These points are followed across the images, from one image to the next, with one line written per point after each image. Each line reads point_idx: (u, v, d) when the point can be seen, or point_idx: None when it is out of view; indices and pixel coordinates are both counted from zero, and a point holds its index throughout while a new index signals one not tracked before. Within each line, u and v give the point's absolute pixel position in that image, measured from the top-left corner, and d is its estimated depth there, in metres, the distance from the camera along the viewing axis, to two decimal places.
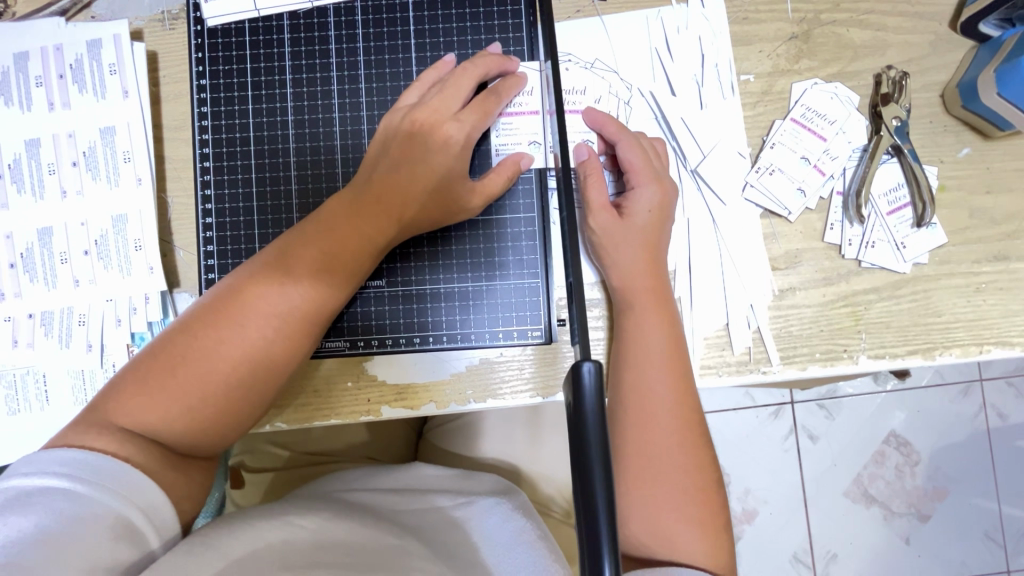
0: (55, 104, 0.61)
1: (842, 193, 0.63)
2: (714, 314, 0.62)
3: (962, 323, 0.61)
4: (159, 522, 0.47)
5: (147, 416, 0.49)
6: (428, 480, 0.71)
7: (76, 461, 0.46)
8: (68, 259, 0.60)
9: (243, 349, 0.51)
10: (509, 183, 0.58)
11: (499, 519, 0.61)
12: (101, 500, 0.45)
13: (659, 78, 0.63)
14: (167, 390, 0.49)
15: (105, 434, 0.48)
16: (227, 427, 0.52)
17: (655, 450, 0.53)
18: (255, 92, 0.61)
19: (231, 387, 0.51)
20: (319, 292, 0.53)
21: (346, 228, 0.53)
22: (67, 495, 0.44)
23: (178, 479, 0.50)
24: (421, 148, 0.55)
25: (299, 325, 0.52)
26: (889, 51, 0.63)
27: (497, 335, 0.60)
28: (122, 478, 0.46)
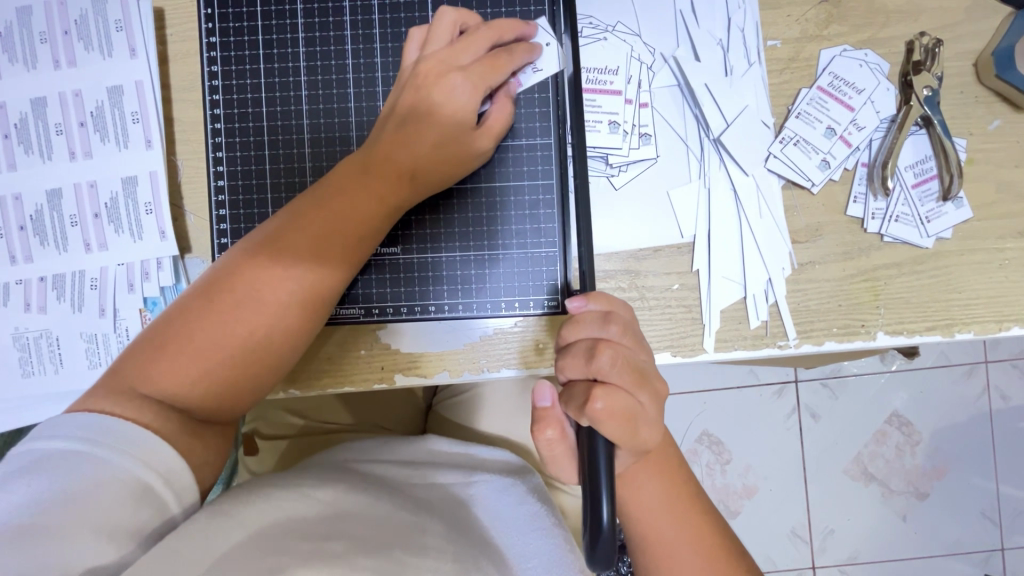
0: (61, 62, 0.59)
1: (866, 164, 0.61)
2: (732, 287, 0.61)
3: (982, 300, 0.60)
4: (180, 487, 0.47)
5: (161, 382, 0.49)
6: (440, 454, 0.72)
7: (94, 425, 0.46)
8: (78, 222, 0.59)
9: (257, 312, 0.50)
10: (509, 121, 0.57)
11: (511, 500, 0.64)
12: (120, 464, 0.44)
13: (683, 44, 0.61)
14: (183, 354, 0.49)
15: (119, 400, 0.48)
16: (246, 390, 0.52)
17: (648, 508, 0.52)
18: (267, 52, 0.59)
19: (245, 350, 0.50)
20: (330, 255, 0.52)
21: (357, 191, 0.52)
22: (84, 459, 0.44)
23: (195, 444, 0.49)
24: (428, 103, 0.53)
25: (314, 289, 0.52)
26: (922, 18, 0.61)
27: (513, 304, 0.60)
28: (137, 443, 0.46)
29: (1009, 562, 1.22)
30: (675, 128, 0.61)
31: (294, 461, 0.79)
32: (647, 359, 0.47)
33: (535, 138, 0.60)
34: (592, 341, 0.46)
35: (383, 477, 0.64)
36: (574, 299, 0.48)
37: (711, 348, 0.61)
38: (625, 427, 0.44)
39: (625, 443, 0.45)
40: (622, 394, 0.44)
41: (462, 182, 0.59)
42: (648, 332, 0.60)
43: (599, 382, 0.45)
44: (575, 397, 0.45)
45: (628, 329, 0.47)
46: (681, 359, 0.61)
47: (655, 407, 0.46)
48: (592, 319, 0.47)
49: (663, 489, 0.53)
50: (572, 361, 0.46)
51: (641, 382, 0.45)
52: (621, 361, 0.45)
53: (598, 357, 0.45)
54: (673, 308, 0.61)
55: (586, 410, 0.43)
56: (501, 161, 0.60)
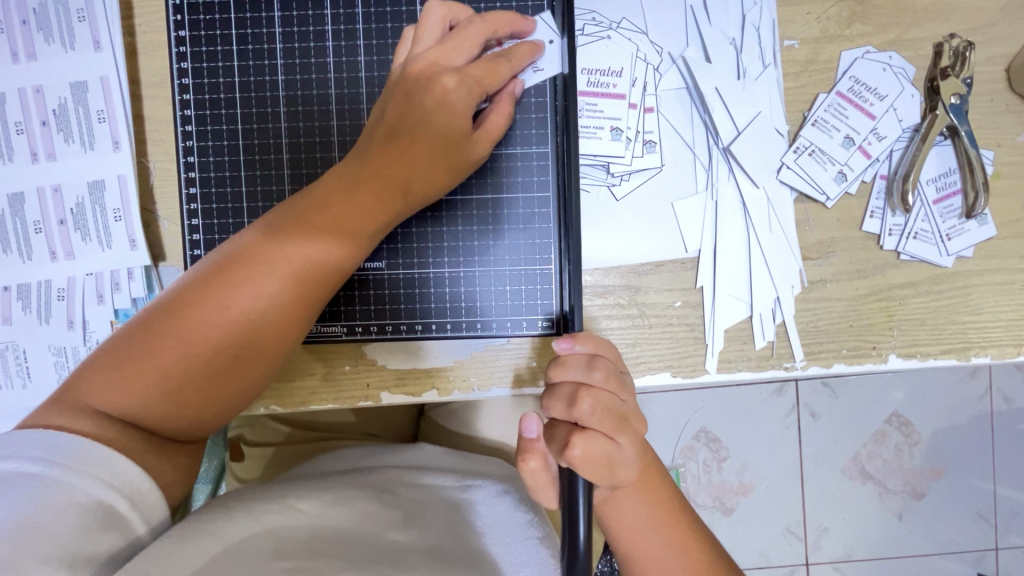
0: (20, 55, 0.55)
1: (885, 176, 0.57)
2: (738, 306, 0.57)
3: (1001, 322, 0.57)
4: (146, 508, 0.45)
5: (123, 400, 0.46)
6: (432, 458, 0.69)
7: (53, 444, 0.43)
8: (43, 228, 0.56)
9: (226, 330, 0.47)
10: (508, 123, 0.52)
11: (504, 509, 0.61)
12: (83, 487, 0.42)
13: (692, 42, 0.57)
14: (144, 372, 0.46)
15: (79, 416, 0.45)
16: (215, 412, 0.49)
17: (631, 524, 0.50)
18: (241, 48, 0.54)
19: (214, 372, 0.47)
20: (309, 276, 0.48)
21: (341, 207, 0.49)
22: (41, 480, 0.41)
23: (163, 463, 0.47)
24: (419, 107, 0.49)
25: (290, 311, 0.48)
26: (953, 17, 0.56)
27: (505, 324, 0.57)
28: (103, 462, 0.43)
29: (1003, 563, 1.21)
30: (682, 135, 0.57)
31: (281, 470, 0.77)
32: (627, 400, 0.44)
33: (531, 146, 0.55)
34: (573, 386, 0.43)
35: (372, 482, 0.61)
36: (562, 340, 0.45)
37: (714, 369, 0.57)
38: (602, 471, 0.42)
39: (601, 483, 0.43)
40: (601, 440, 0.42)
41: (453, 193, 0.55)
42: (647, 352, 0.57)
43: (579, 427, 0.42)
44: (555, 440, 0.43)
45: (612, 373, 0.44)
46: (682, 380, 0.58)
47: (633, 448, 0.44)
48: (578, 363, 0.44)
49: (646, 507, 0.50)
50: (555, 405, 0.43)
51: (621, 425, 0.43)
52: (601, 409, 0.42)
53: (580, 404, 0.42)
54: (675, 327, 0.57)
55: (564, 455, 0.41)
56: (494, 171, 0.56)
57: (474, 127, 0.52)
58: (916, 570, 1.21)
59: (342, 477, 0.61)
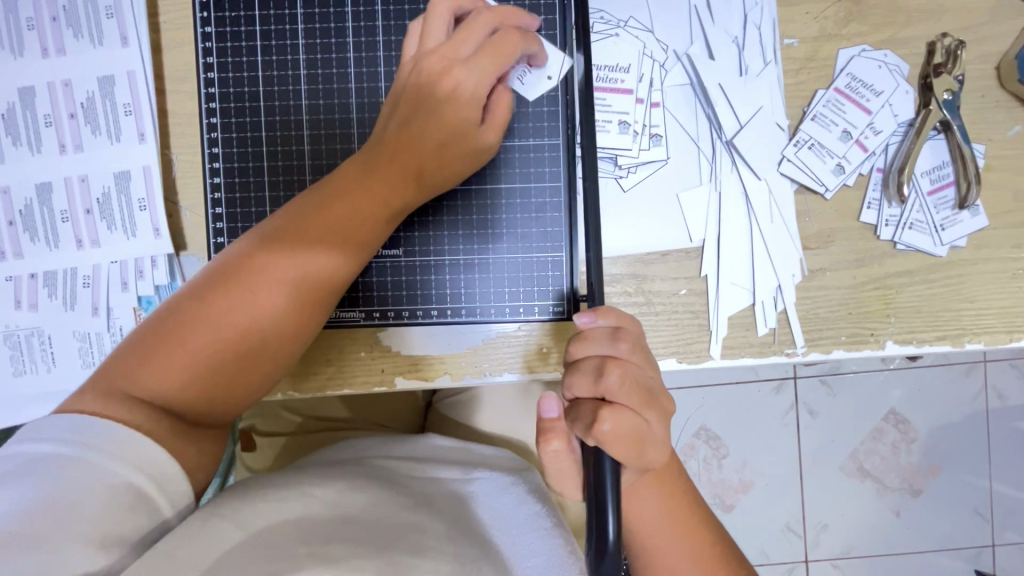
0: (49, 50, 0.57)
1: (881, 169, 0.60)
2: (741, 293, 0.60)
3: (993, 310, 0.59)
4: (172, 490, 0.46)
5: (153, 385, 0.48)
6: (442, 450, 0.71)
7: (82, 427, 0.44)
8: (70, 218, 0.57)
9: (250, 317, 0.49)
10: (512, 111, 0.54)
11: (513, 500, 0.63)
12: (110, 469, 0.43)
13: (696, 40, 0.59)
14: (172, 358, 0.48)
15: (109, 401, 0.47)
16: (239, 395, 0.51)
17: (647, 521, 0.51)
18: (265, 43, 0.56)
19: (240, 357, 0.49)
20: (331, 266, 0.50)
21: (360, 198, 0.51)
22: (74, 462, 0.43)
23: (188, 446, 0.48)
24: (432, 101, 0.51)
25: (313, 298, 0.50)
26: (945, 17, 0.59)
27: (517, 310, 0.59)
28: (131, 445, 0.45)
29: (999, 559, 1.23)
30: (687, 129, 0.59)
31: (294, 459, 0.78)
32: (655, 377, 0.46)
33: (542, 138, 0.58)
34: (599, 360, 0.45)
35: (386, 472, 0.63)
36: (584, 314, 0.46)
37: (718, 355, 0.59)
38: (631, 448, 0.43)
39: (630, 462, 0.44)
40: (629, 414, 0.43)
41: (467, 183, 0.58)
42: (654, 338, 0.59)
43: (606, 403, 0.44)
44: (581, 417, 0.44)
45: (636, 347, 0.46)
46: (687, 365, 0.60)
47: (662, 427, 0.45)
48: (601, 337, 0.46)
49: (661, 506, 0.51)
50: (580, 379, 0.45)
51: (648, 402, 0.44)
52: (629, 381, 0.44)
53: (607, 376, 0.44)
54: (680, 314, 0.59)
55: (592, 431, 0.42)
56: (507, 162, 0.58)
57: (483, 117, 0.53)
58: (913, 566, 1.23)
59: (356, 467, 0.63)
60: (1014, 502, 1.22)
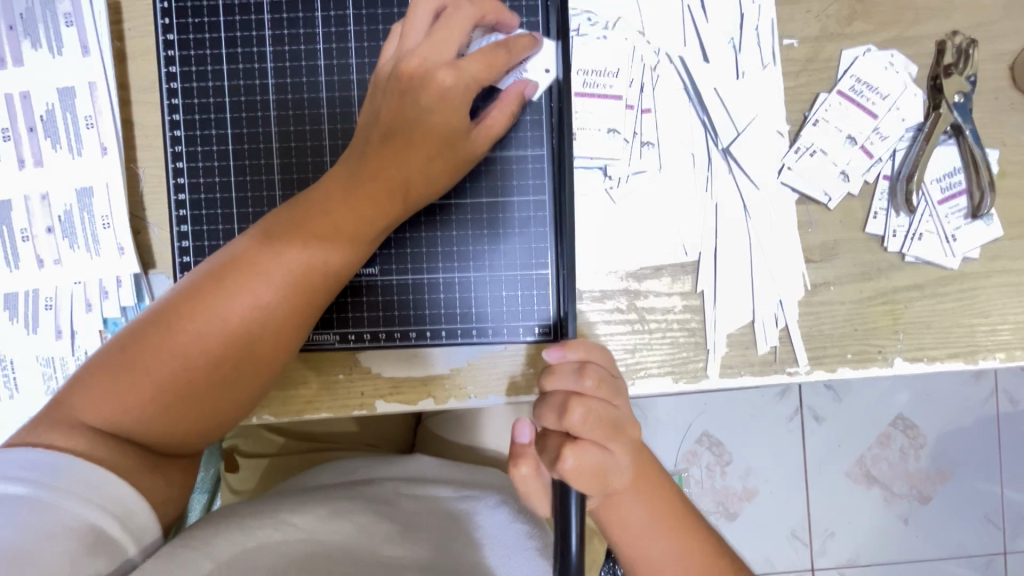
0: (6, 60, 0.54)
1: (889, 177, 0.56)
2: (740, 309, 0.56)
3: (1009, 324, 0.56)
4: (138, 529, 0.44)
5: (119, 413, 0.45)
6: (429, 470, 0.67)
7: (42, 465, 0.42)
8: (30, 237, 0.54)
9: (224, 341, 0.46)
10: (513, 119, 0.52)
11: (503, 520, 0.60)
12: (73, 510, 0.41)
13: (690, 42, 0.56)
14: (139, 386, 0.45)
15: (73, 433, 0.44)
16: (212, 425, 0.48)
17: (638, 528, 0.48)
18: (231, 52, 0.53)
19: (213, 383, 0.46)
20: (310, 284, 0.47)
21: (341, 213, 0.47)
22: (32, 504, 0.40)
23: (159, 483, 0.46)
24: (417, 106, 0.48)
25: (292, 319, 0.47)
26: (955, 14, 0.55)
27: (501, 330, 0.55)
28: (95, 482, 0.42)
29: (1012, 567, 1.19)
30: (680, 136, 0.56)
31: (276, 481, 0.75)
32: (622, 407, 0.43)
33: (526, 149, 0.54)
34: (565, 395, 0.41)
35: (369, 495, 0.60)
36: (552, 349, 0.43)
37: (715, 374, 0.56)
38: (595, 480, 0.41)
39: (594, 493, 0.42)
40: (592, 449, 0.40)
41: (446, 197, 0.54)
42: (648, 358, 0.56)
43: (570, 437, 0.41)
44: (547, 452, 0.42)
45: (604, 380, 0.42)
46: (683, 386, 0.57)
47: (627, 455, 0.43)
48: (568, 370, 0.42)
49: (647, 508, 0.48)
50: (546, 415, 0.42)
51: (614, 433, 0.41)
52: (592, 418, 0.40)
53: (571, 413, 0.40)
54: (675, 332, 0.56)
55: (556, 468, 0.40)
56: (489, 174, 0.54)
57: (476, 122, 0.50)
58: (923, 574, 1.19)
59: (337, 491, 0.60)
60: None
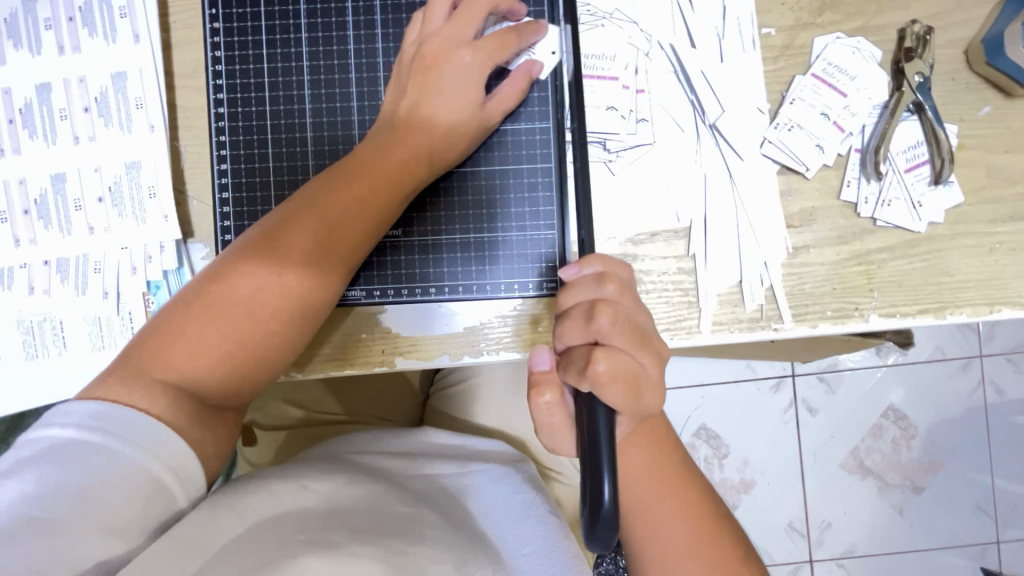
0: (65, 47, 0.60)
1: (859, 150, 0.62)
2: (728, 271, 0.62)
3: (973, 283, 0.62)
4: (187, 479, 0.47)
5: (182, 365, 0.49)
6: (438, 446, 0.72)
7: (106, 414, 0.46)
8: (82, 206, 0.60)
9: (274, 295, 0.51)
10: (522, 95, 0.58)
11: (509, 488, 0.64)
12: (131, 456, 0.45)
13: (680, 31, 0.62)
14: (199, 341, 0.50)
15: (139, 387, 0.48)
16: (261, 374, 0.52)
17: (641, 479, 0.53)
18: (269, 38, 0.59)
19: (264, 334, 0.51)
20: (349, 242, 0.52)
21: (375, 177, 0.53)
22: (98, 448, 0.44)
23: (206, 435, 0.50)
24: (440, 80, 0.54)
25: (334, 275, 0.53)
26: (914, 6, 0.62)
27: (512, 286, 0.61)
28: (149, 433, 0.46)
29: (1006, 556, 1.23)
30: (672, 114, 0.62)
31: (295, 451, 0.80)
32: (646, 321, 0.48)
33: (534, 123, 0.60)
34: (589, 303, 0.47)
35: (383, 471, 0.63)
36: (568, 266, 0.48)
37: (708, 330, 0.61)
38: (628, 388, 0.45)
39: (626, 405, 0.45)
40: (623, 356, 0.45)
41: (463, 165, 0.60)
42: None
43: (599, 345, 0.45)
44: (576, 362, 0.46)
45: (624, 287, 0.48)
46: (678, 342, 0.62)
47: (654, 367, 0.47)
48: (589, 282, 0.48)
49: (650, 461, 0.53)
50: (572, 325, 0.47)
51: (641, 342, 0.46)
52: (620, 321, 0.45)
53: (597, 318, 0.45)
54: (670, 292, 0.62)
55: (588, 372, 0.44)
56: (501, 146, 0.60)
57: (491, 96, 0.57)
58: (920, 564, 1.23)
59: (353, 464, 0.63)
60: (1019, 498, 1.23)
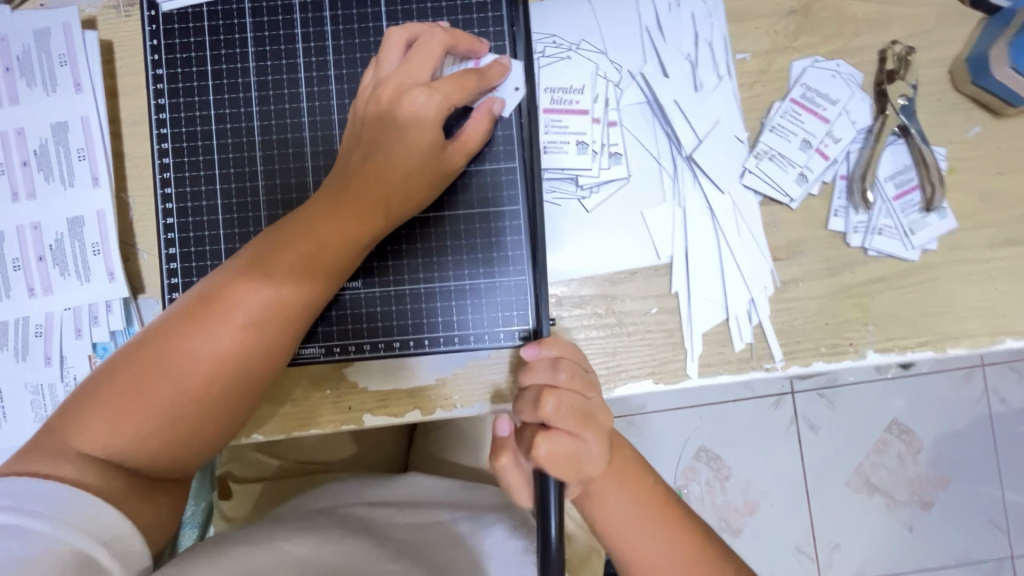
0: (3, 99, 0.56)
1: (845, 177, 0.59)
2: (713, 309, 0.58)
3: (972, 312, 0.58)
4: (126, 556, 0.43)
5: (117, 434, 0.45)
6: (422, 496, 0.67)
7: (30, 492, 0.41)
8: (22, 265, 0.56)
9: (214, 357, 0.47)
10: (486, 134, 0.54)
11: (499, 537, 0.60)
12: (60, 535, 0.40)
13: (650, 60, 0.59)
14: (133, 408, 0.45)
15: (63, 460, 0.44)
16: (202, 441, 0.48)
17: (620, 521, 0.49)
18: (216, 83, 0.56)
19: (202, 403, 0.47)
20: (296, 303, 0.49)
21: (326, 229, 0.49)
22: (18, 531, 0.39)
23: (145, 505, 0.46)
24: (394, 126, 0.51)
25: (281, 333, 0.49)
26: (893, 26, 0.59)
27: (482, 336, 0.57)
28: (82, 507, 0.42)
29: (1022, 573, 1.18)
30: (646, 146, 0.59)
31: (271, 505, 0.75)
32: (595, 398, 0.44)
33: (499, 163, 0.57)
34: (539, 387, 0.44)
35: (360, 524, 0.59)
36: (528, 347, 0.47)
37: (695, 374, 0.58)
38: (569, 469, 0.42)
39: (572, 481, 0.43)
40: (566, 439, 0.42)
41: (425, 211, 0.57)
42: (627, 360, 0.58)
43: (544, 427, 0.43)
44: (523, 442, 0.44)
45: (578, 374, 0.44)
46: (664, 386, 0.58)
47: (603, 445, 0.44)
48: (543, 365, 0.45)
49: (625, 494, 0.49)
50: (522, 407, 0.44)
51: (586, 424, 0.43)
52: (565, 407, 0.42)
53: (543, 403, 0.42)
54: (653, 333, 0.58)
55: (530, 458, 0.42)
56: (465, 187, 0.57)
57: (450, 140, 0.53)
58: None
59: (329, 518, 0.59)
60: None
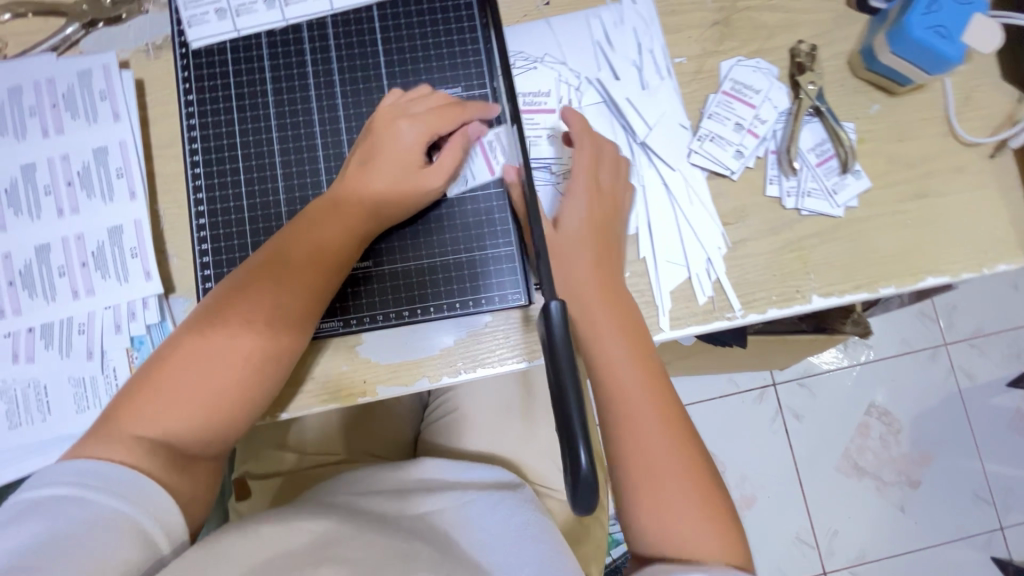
0: (49, 130, 0.65)
1: (775, 151, 0.70)
2: (677, 270, 0.67)
3: (895, 258, 0.68)
4: (166, 525, 0.48)
5: (158, 418, 0.52)
6: (431, 479, 0.73)
7: (86, 470, 0.48)
8: (67, 272, 0.63)
9: (241, 346, 0.54)
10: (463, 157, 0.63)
11: (502, 513, 0.66)
12: (109, 505, 0.46)
13: (604, 68, 0.71)
14: (172, 393, 0.52)
15: (113, 442, 0.50)
16: (231, 422, 0.54)
17: (637, 425, 0.55)
18: (239, 103, 0.66)
19: (234, 387, 0.54)
20: (310, 299, 0.57)
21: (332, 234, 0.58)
22: (76, 500, 0.46)
23: (182, 481, 0.51)
24: (386, 148, 0.61)
25: (296, 325, 0.56)
26: (799, 29, 0.72)
27: (481, 302, 0.64)
28: (126, 481, 0.48)
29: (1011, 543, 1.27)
30: (607, 137, 0.70)
31: (288, 497, 0.80)
32: None
33: (484, 154, 0.66)
34: None
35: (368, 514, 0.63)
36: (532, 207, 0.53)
37: (667, 327, 0.66)
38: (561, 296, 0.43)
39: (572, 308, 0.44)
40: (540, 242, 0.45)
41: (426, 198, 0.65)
42: None
43: None
44: None
45: None
46: None
47: None
48: None
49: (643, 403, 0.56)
50: None
51: None
52: None
53: None
54: None
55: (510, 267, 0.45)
56: (458, 175, 0.66)
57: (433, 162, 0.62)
58: (929, 562, 1.27)
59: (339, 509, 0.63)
60: (1011, 481, 1.29)
